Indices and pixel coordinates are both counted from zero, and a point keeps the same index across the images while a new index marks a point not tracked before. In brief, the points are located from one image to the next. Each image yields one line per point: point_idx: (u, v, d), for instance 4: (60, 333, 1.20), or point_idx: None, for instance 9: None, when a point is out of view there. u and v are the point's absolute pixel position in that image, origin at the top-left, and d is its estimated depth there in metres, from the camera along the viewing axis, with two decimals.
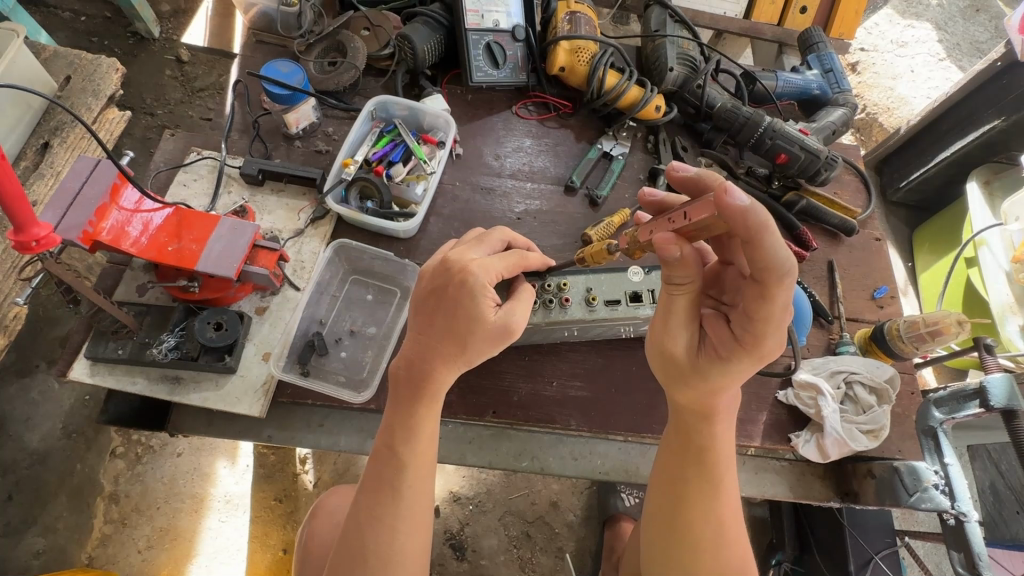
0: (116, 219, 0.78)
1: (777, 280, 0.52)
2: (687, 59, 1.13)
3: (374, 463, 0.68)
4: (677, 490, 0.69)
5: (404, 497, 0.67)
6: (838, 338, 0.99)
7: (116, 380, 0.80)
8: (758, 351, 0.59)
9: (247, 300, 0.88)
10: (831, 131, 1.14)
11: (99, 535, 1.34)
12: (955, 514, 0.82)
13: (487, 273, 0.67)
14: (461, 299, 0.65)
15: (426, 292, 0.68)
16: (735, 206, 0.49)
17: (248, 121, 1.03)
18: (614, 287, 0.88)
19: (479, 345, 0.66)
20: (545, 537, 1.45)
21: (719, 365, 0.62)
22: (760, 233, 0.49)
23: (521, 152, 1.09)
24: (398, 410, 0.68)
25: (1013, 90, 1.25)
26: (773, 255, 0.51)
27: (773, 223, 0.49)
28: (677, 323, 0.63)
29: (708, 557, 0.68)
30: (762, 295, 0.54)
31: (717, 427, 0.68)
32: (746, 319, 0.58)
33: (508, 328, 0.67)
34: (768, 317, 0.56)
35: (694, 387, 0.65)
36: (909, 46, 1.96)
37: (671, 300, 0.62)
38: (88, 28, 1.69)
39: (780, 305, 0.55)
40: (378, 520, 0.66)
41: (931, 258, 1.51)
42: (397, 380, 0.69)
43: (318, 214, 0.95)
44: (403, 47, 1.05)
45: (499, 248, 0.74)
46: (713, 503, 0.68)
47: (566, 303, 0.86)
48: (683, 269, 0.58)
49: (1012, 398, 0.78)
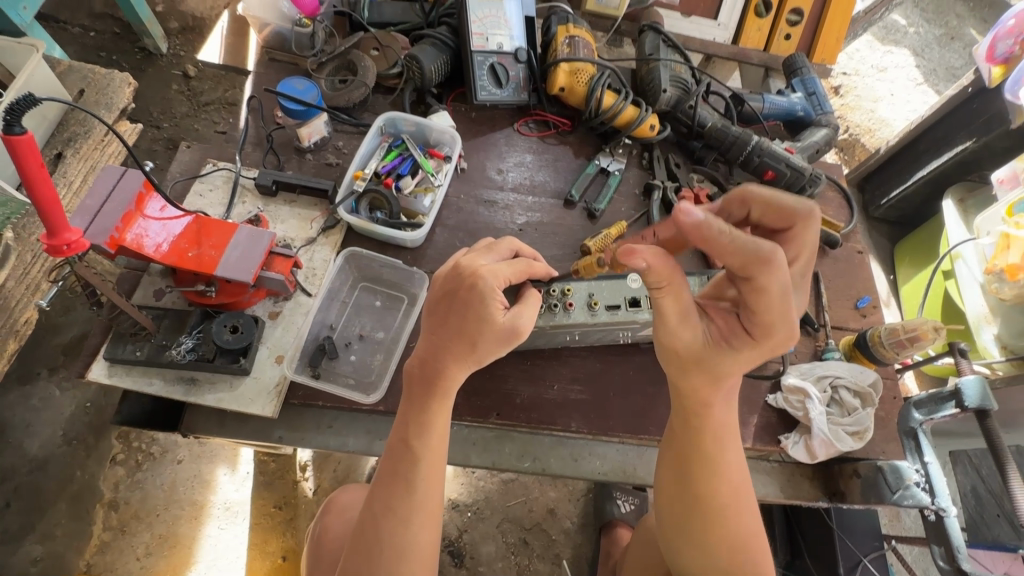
0: (139, 225, 0.82)
1: (760, 270, 0.56)
2: (679, 82, 1.20)
3: (389, 458, 0.72)
4: (683, 475, 0.73)
5: (417, 490, 0.70)
6: (824, 345, 1.04)
7: (133, 381, 0.83)
8: (764, 341, 0.62)
9: (261, 305, 0.91)
10: (814, 150, 1.21)
11: (97, 542, 1.34)
12: (936, 510, 0.87)
13: (496, 278, 0.71)
14: (473, 302, 0.69)
15: (441, 296, 0.72)
16: (691, 220, 0.54)
17: (262, 134, 1.08)
18: (615, 294, 0.93)
19: (488, 344, 0.70)
20: (542, 544, 1.47)
21: (727, 355, 0.64)
22: (718, 237, 0.54)
23: (523, 167, 1.14)
24: (412, 408, 0.72)
25: (984, 114, 1.33)
26: (748, 251, 0.55)
27: (727, 230, 0.54)
28: (676, 322, 0.64)
29: (714, 531, 0.72)
30: (754, 288, 0.58)
31: (718, 412, 0.71)
32: (752, 313, 0.61)
33: (517, 330, 0.70)
34: (769, 307, 0.59)
35: (701, 376, 0.67)
36: (888, 71, 2.06)
37: (657, 304, 0.64)
38: (97, 43, 1.74)
39: (775, 297, 0.58)
40: (393, 512, 0.69)
41: (911, 271, 1.58)
42: (412, 379, 0.73)
43: (329, 224, 0.99)
44: (412, 67, 1.11)
45: (508, 256, 0.78)
46: (713, 482, 0.71)
47: (570, 308, 0.90)
48: (655, 275, 0.61)
49: (983, 398, 0.83)
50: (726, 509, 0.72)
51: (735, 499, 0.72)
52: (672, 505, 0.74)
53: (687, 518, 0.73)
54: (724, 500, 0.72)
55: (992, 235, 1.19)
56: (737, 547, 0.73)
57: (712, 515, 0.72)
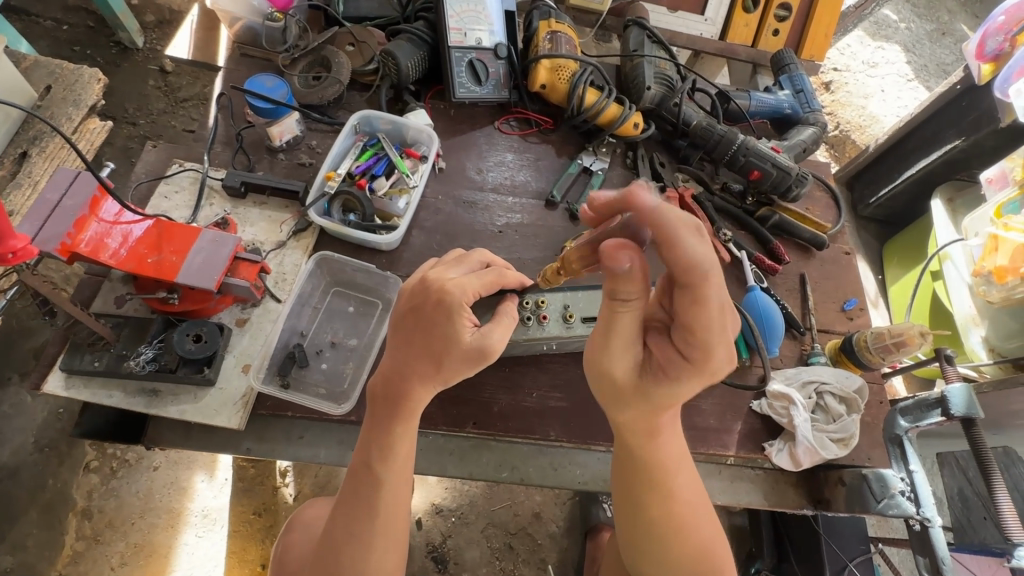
0: (95, 231, 0.78)
1: (700, 278, 0.50)
2: (664, 79, 1.17)
3: (352, 480, 0.69)
4: (638, 501, 0.69)
5: (380, 515, 0.67)
6: (810, 349, 1.02)
7: (91, 393, 0.80)
8: (707, 368, 0.56)
9: (228, 312, 0.88)
10: (802, 149, 1.18)
11: (70, 552, 1.31)
12: (920, 520, 0.84)
13: (464, 292, 0.68)
14: (440, 317, 0.66)
15: (408, 308, 0.69)
16: (647, 207, 0.52)
17: (232, 133, 1.04)
18: (591, 304, 0.90)
19: (455, 363, 0.66)
20: (528, 548, 1.45)
21: (665, 383, 0.59)
22: (671, 232, 0.50)
23: (503, 167, 1.11)
24: (374, 429, 0.69)
25: (972, 112, 1.31)
26: (683, 253, 0.50)
27: (685, 219, 0.50)
28: (618, 345, 0.59)
29: (677, 548, 0.71)
30: (694, 299, 0.52)
31: (659, 438, 0.67)
32: (688, 335, 0.55)
33: (486, 349, 0.67)
34: (707, 325, 0.53)
35: (637, 407, 0.62)
36: (879, 66, 2.04)
37: (616, 318, 0.58)
38: (69, 37, 1.68)
39: (715, 312, 0.53)
40: (354, 538, 0.66)
41: (900, 271, 1.56)
42: (376, 395, 0.70)
43: (300, 226, 0.96)
44: (388, 63, 1.07)
45: (478, 269, 0.75)
46: (668, 504, 0.69)
47: (544, 320, 0.88)
48: (629, 284, 0.55)
49: (970, 407, 0.81)
50: (677, 531, 0.70)
51: (687, 521, 0.70)
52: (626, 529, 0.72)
53: (644, 541, 0.71)
54: (677, 523, 0.70)
55: (980, 236, 1.17)
56: (698, 562, 0.72)
57: (673, 534, 0.70)
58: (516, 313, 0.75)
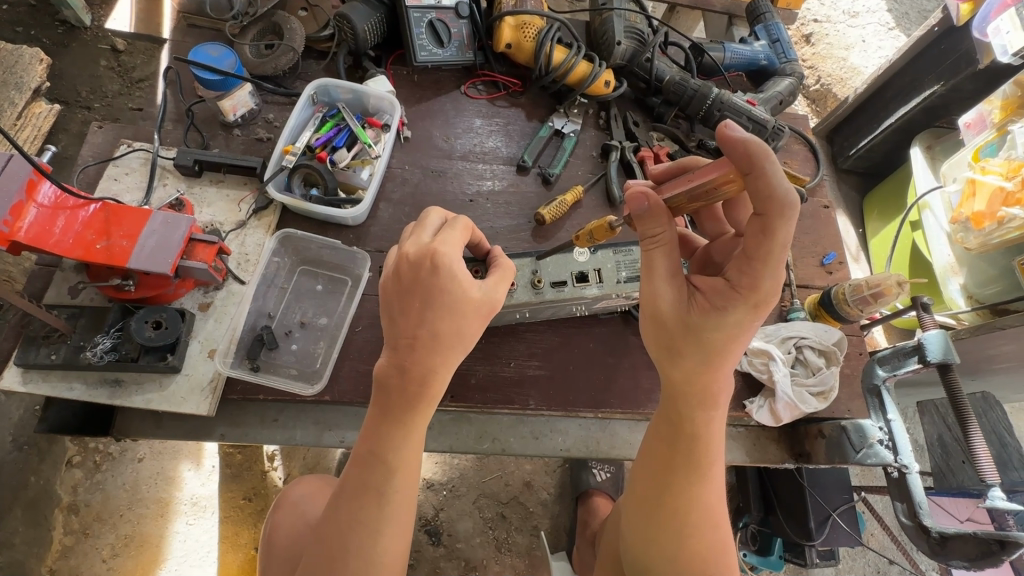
0: (35, 217, 0.73)
1: (779, 212, 0.56)
2: (635, 33, 1.10)
3: (359, 466, 0.66)
4: (668, 479, 0.68)
5: (388, 502, 0.65)
6: (789, 305, 1.01)
7: (51, 387, 0.77)
8: (754, 296, 0.60)
9: (190, 297, 0.85)
10: (777, 101, 1.14)
11: (59, 547, 1.27)
12: (898, 467, 0.85)
13: (452, 248, 0.67)
14: (446, 284, 0.65)
15: (401, 294, 0.67)
16: (737, 140, 0.55)
17: (182, 109, 0.99)
18: (559, 269, 0.86)
19: (470, 322, 0.68)
20: (520, 516, 1.47)
21: (714, 317, 0.62)
22: (762, 161, 0.55)
23: (473, 133, 1.07)
24: (386, 417, 0.66)
25: (950, 56, 1.28)
26: (776, 186, 0.55)
27: (771, 153, 0.55)
28: (663, 277, 0.64)
29: (694, 540, 0.67)
30: (762, 229, 0.58)
31: (715, 414, 0.68)
32: (745, 263, 0.60)
33: (493, 302, 0.70)
34: (770, 256, 0.58)
35: (694, 355, 0.64)
36: (860, 16, 1.96)
37: (650, 258, 0.65)
38: (9, 16, 1.56)
39: (780, 246, 0.58)
40: (360, 525, 0.64)
41: (880, 224, 1.56)
42: (388, 388, 0.66)
43: (260, 204, 0.92)
44: (344, 27, 1.02)
45: (438, 227, 0.72)
46: (698, 488, 0.68)
47: (512, 287, 0.84)
48: (654, 220, 0.63)
49: (947, 353, 0.80)
50: (704, 514, 0.68)
51: (714, 507, 0.69)
52: (648, 511, 0.69)
53: (659, 517, 0.68)
54: (701, 507, 0.68)
55: (959, 181, 1.17)
56: (705, 567, 0.68)
57: (691, 521, 0.67)
58: (507, 262, 0.78)
